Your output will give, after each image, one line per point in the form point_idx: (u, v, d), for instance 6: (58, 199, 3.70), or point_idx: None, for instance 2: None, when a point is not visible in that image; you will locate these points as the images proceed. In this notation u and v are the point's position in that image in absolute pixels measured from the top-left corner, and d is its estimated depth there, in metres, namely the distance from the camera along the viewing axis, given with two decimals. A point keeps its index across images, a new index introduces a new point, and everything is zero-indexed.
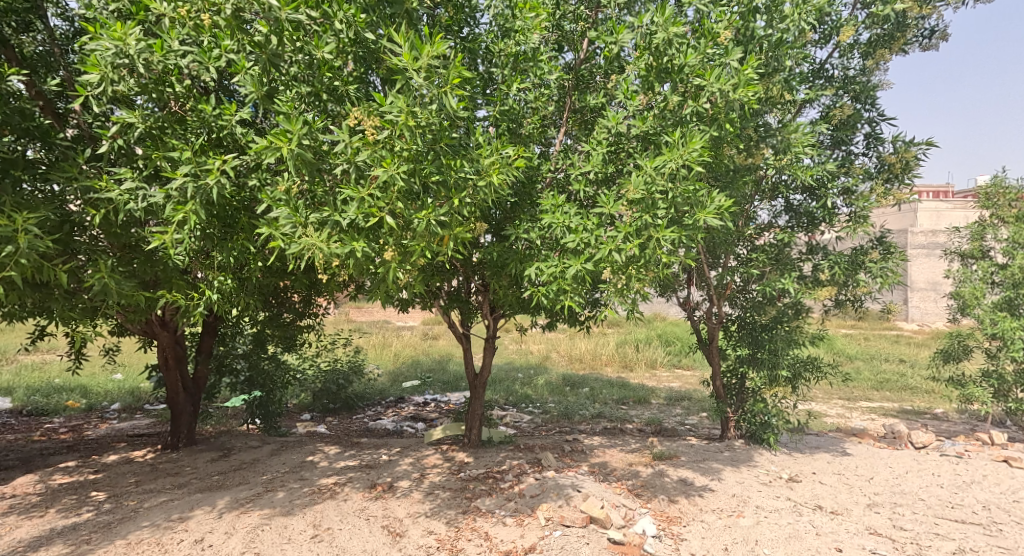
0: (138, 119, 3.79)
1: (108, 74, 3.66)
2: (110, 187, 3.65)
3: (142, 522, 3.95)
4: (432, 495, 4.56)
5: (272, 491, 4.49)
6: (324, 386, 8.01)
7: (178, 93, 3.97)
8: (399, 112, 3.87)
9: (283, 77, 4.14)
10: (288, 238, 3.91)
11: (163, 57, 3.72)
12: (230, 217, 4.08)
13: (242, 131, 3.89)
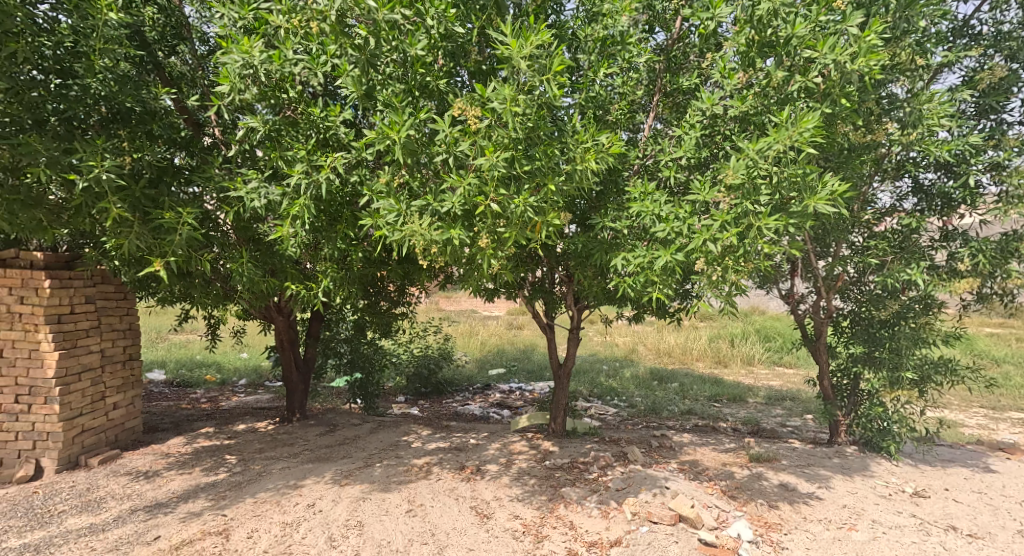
0: (260, 124, 4.21)
1: (236, 84, 4.13)
2: (240, 186, 4.11)
3: (263, 485, 4.48)
4: (519, 481, 4.67)
5: (371, 465, 4.88)
6: (417, 370, 8.43)
7: (292, 98, 4.34)
8: (503, 101, 4.01)
9: (380, 77, 4.33)
10: (391, 228, 4.09)
11: (280, 66, 4.09)
12: (336, 212, 4.38)
13: (344, 131, 4.19)
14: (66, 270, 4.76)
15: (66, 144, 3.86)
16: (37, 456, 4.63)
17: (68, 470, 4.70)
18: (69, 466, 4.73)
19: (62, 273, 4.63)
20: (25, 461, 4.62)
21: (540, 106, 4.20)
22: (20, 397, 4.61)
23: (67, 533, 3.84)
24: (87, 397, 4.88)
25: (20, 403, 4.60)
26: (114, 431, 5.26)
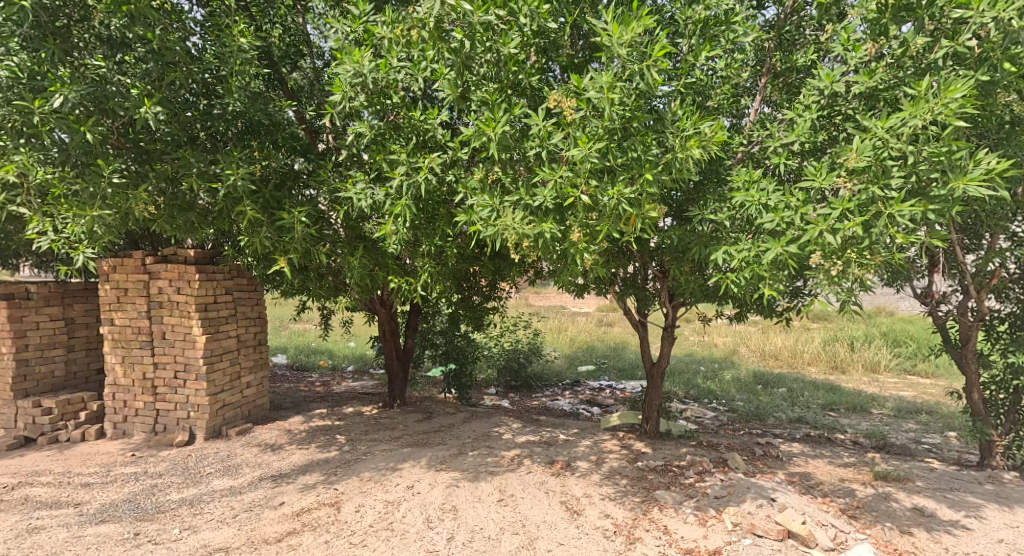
0: (367, 129, 4.54)
1: (347, 92, 4.45)
2: (349, 187, 4.46)
3: (367, 465, 4.91)
4: (610, 480, 4.63)
5: (464, 453, 5.13)
6: (507, 363, 8.60)
7: (395, 103, 4.61)
8: (600, 90, 3.90)
9: (474, 78, 4.39)
10: (485, 223, 4.17)
11: (386, 74, 4.39)
12: (434, 211, 4.58)
13: (440, 132, 4.42)
14: (210, 265, 5.56)
15: (210, 157, 4.46)
16: (190, 424, 5.48)
17: (213, 439, 5.52)
18: (213, 435, 5.53)
19: (206, 267, 5.36)
20: (181, 428, 5.51)
21: (637, 95, 4.04)
22: (178, 374, 5.44)
23: (213, 492, 4.61)
24: (227, 377, 5.64)
25: (177, 379, 5.44)
26: (248, 407, 6.03)
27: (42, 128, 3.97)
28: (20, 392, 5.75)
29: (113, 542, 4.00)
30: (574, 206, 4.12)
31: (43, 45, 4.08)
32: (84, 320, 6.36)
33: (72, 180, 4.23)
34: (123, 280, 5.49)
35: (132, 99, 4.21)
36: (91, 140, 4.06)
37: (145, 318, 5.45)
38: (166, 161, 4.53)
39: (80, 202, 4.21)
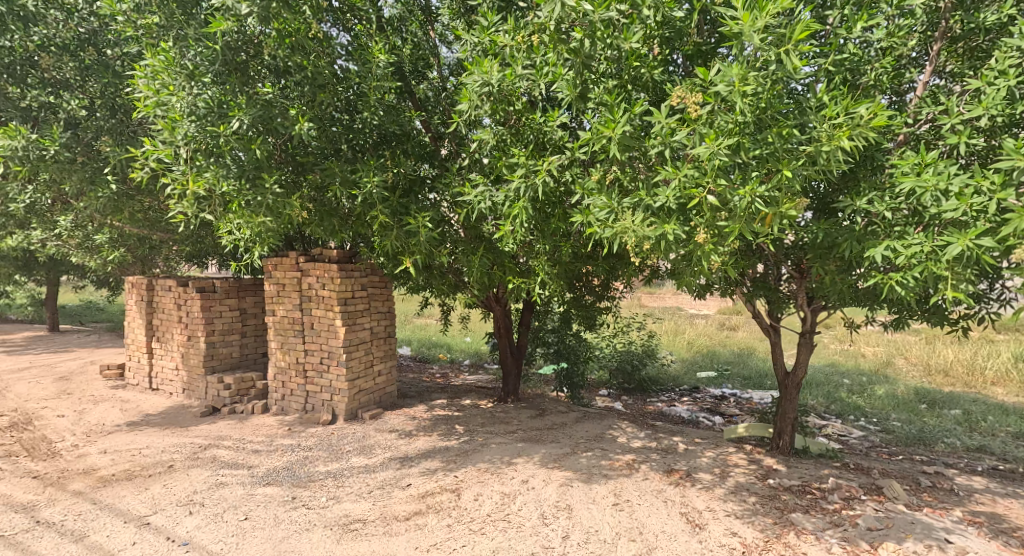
0: (490, 137, 4.69)
1: (474, 101, 4.54)
2: (470, 192, 4.61)
3: (482, 457, 5.16)
4: (736, 496, 4.29)
5: (577, 454, 5.13)
6: (620, 365, 8.50)
7: (518, 109, 4.66)
8: (731, 82, 3.57)
9: (594, 76, 4.34)
10: (603, 224, 4.02)
11: (512, 82, 4.42)
12: (549, 211, 4.58)
13: (560, 134, 4.46)
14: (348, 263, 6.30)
15: (350, 167, 4.93)
16: (332, 405, 6.23)
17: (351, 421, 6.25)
18: (351, 417, 6.24)
19: (345, 265, 6.07)
20: (325, 409, 6.28)
21: (777, 81, 3.58)
22: (323, 359, 6.21)
23: (352, 468, 5.22)
24: (362, 365, 6.33)
25: (322, 364, 6.22)
26: (378, 395, 6.68)
27: (224, 148, 4.78)
28: (208, 369, 7.24)
29: (277, 503, 4.72)
30: (700, 206, 3.78)
31: (227, 77, 4.84)
32: (253, 310, 7.78)
33: (246, 192, 4.85)
34: (281, 276, 6.40)
35: (290, 118, 4.75)
36: (260, 155, 4.72)
37: (298, 310, 6.28)
38: (314, 170, 5.19)
39: (251, 209, 4.92)
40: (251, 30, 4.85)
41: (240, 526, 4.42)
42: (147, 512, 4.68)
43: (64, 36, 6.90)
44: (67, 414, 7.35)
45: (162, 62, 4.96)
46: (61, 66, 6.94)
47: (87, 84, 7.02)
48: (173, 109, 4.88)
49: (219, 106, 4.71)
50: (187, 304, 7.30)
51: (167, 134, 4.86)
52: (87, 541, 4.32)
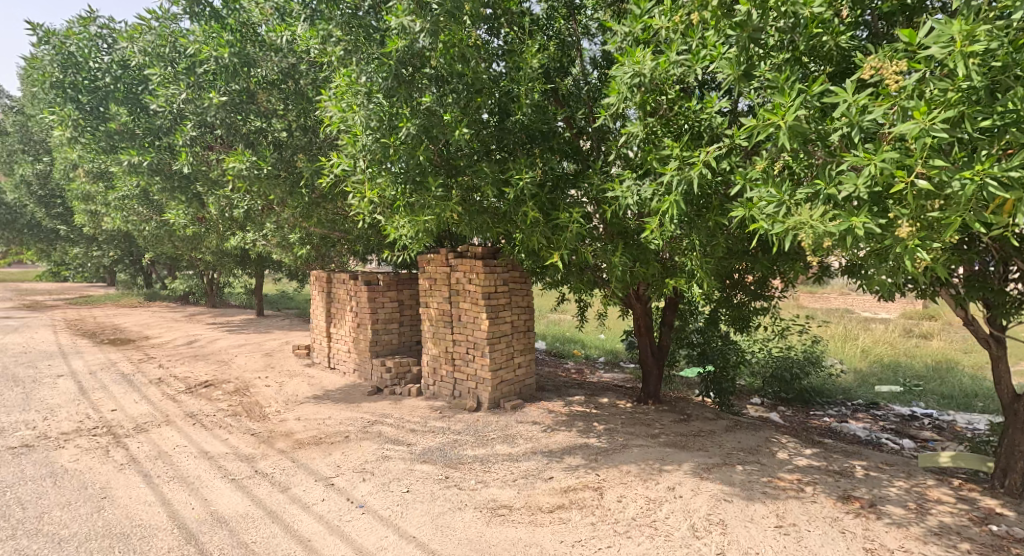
0: (639, 129, 4.34)
1: (623, 94, 4.26)
2: (618, 187, 4.42)
3: (625, 458, 5.12)
4: (936, 538, 3.69)
5: (730, 465, 4.86)
6: (777, 374, 8.06)
7: (671, 98, 4.33)
8: (945, 44, 2.94)
9: (759, 52, 3.90)
10: (770, 220, 3.56)
11: (667, 70, 4.05)
12: (705, 203, 4.33)
13: (719, 120, 4.17)
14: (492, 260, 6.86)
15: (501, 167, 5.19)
16: (477, 393, 6.82)
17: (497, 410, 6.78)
18: (494, 406, 6.75)
19: (489, 262, 6.61)
20: (471, 395, 6.90)
21: (1009, 35, 2.93)
22: (469, 349, 6.84)
23: (497, 455, 5.45)
24: (504, 357, 6.83)
25: (467, 355, 6.86)
26: (519, 386, 7.13)
27: (393, 156, 5.07)
28: (373, 353, 8.50)
29: (432, 480, 5.02)
30: (901, 194, 3.20)
31: (396, 91, 5.08)
32: (409, 301, 8.86)
33: (410, 195, 5.32)
34: (433, 272, 7.18)
35: (450, 123, 5.05)
36: (423, 161, 5.04)
37: (447, 303, 7.03)
38: (465, 173, 5.43)
39: (415, 210, 5.35)
40: (420, 46, 5.00)
41: (403, 496, 4.79)
42: (331, 474, 5.31)
43: (270, 73, 7.93)
44: (270, 387, 8.69)
45: (348, 83, 5.41)
46: (270, 98, 8.10)
47: (287, 112, 8.07)
48: (355, 124, 5.26)
49: (391, 117, 5.11)
50: (357, 295, 8.60)
51: (349, 147, 5.40)
52: (288, 492, 5.01)
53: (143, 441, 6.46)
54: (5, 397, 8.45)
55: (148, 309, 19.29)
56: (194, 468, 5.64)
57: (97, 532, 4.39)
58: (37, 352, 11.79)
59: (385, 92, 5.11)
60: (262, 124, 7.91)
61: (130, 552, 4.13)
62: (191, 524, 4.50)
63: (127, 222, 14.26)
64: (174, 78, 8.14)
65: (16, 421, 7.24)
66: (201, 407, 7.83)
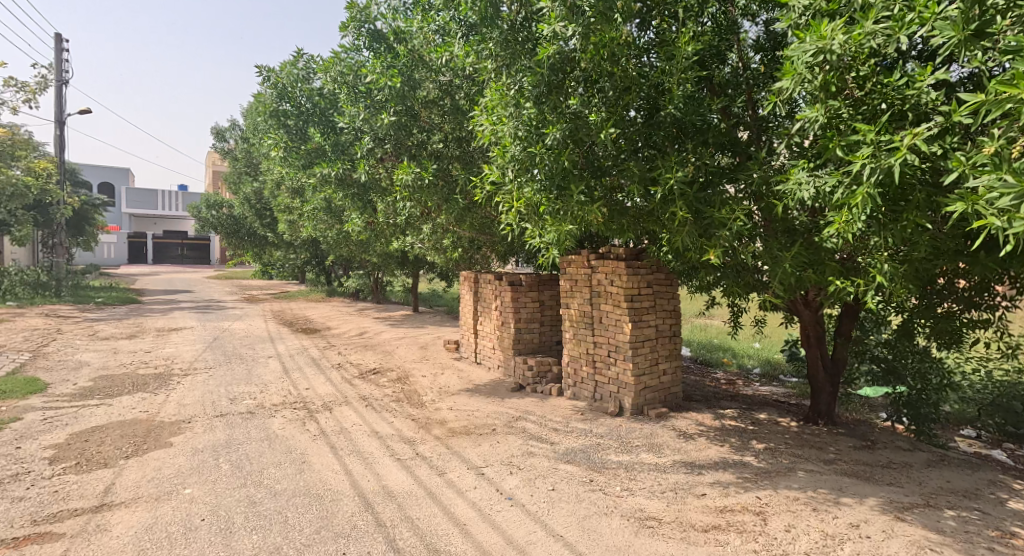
0: (821, 113, 3.93)
1: (806, 74, 3.95)
2: (789, 180, 4.21)
3: (792, 484, 4.75)
4: None
5: (934, 509, 4.35)
6: (1006, 405, 7.18)
7: (864, 75, 3.93)
8: None
9: (995, 6, 3.40)
10: (1001, 213, 3.13)
11: (864, 43, 3.73)
12: (905, 195, 3.95)
13: (935, 96, 3.63)
14: (636, 260, 6.68)
15: (650, 165, 5.03)
16: (619, 397, 6.65)
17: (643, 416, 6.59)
18: (637, 412, 6.54)
19: (632, 263, 6.47)
20: (613, 399, 6.74)
21: None
22: (611, 352, 6.69)
23: (641, 464, 5.28)
24: (648, 362, 6.60)
25: (609, 358, 6.73)
26: (665, 393, 6.83)
27: (540, 162, 5.20)
28: (516, 350, 8.72)
29: (577, 482, 5.05)
30: None
31: (547, 97, 5.22)
32: (550, 302, 8.94)
33: (554, 199, 5.31)
34: (575, 273, 7.15)
35: (596, 124, 5.02)
36: (568, 166, 5.09)
37: (588, 305, 6.97)
38: (611, 173, 5.31)
39: (559, 218, 5.32)
40: (569, 51, 5.11)
41: (549, 494, 4.88)
42: (480, 464, 5.61)
43: (430, 94, 8.43)
44: (426, 378, 9.29)
45: (499, 97, 5.64)
46: (431, 116, 8.55)
47: (445, 127, 8.47)
48: (505, 135, 5.45)
49: (537, 126, 5.26)
50: (501, 294, 8.94)
51: (499, 158, 5.62)
52: (445, 476, 5.37)
53: (331, 416, 7.41)
54: (232, 370, 10.14)
55: (330, 304, 21.69)
56: (369, 445, 6.31)
57: (300, 489, 5.20)
58: (252, 336, 13.94)
59: (535, 100, 5.28)
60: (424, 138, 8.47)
61: (321, 511, 4.78)
62: (368, 494, 5.07)
63: (314, 226, 16.18)
64: (354, 98, 9.25)
65: (241, 391, 8.71)
66: (370, 391, 8.63)
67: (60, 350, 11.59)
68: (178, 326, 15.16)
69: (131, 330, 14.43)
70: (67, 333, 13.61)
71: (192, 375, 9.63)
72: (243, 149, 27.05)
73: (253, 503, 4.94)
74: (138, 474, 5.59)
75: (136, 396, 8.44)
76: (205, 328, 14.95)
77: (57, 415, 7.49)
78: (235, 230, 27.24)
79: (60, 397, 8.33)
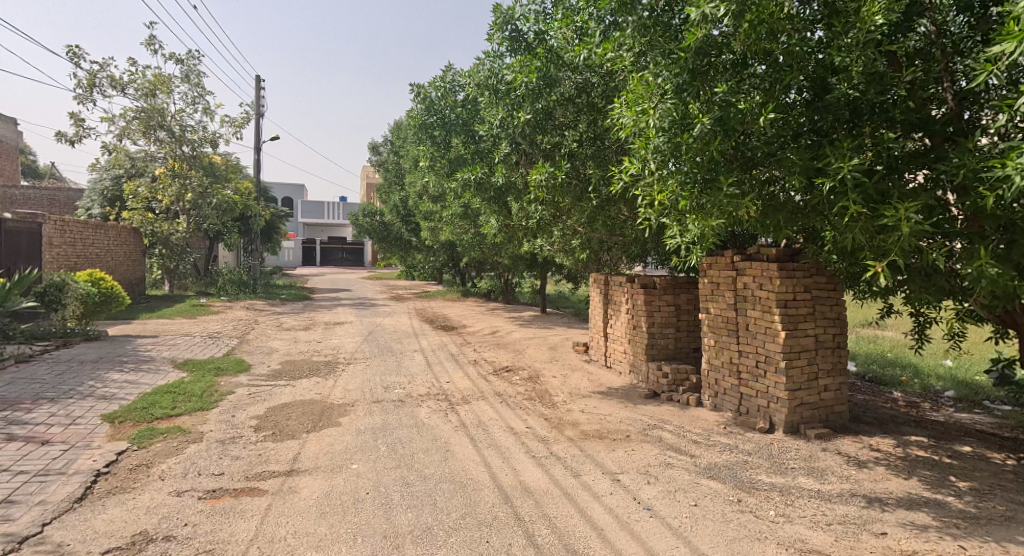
0: None
1: None
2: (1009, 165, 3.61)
3: (1006, 536, 4.01)
4: None
5: None
6: None
7: None
8: None
9: None
10: None
11: None
12: None
13: None
14: (791, 262, 6.16)
15: (813, 153, 4.83)
16: (770, 413, 6.15)
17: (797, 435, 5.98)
18: (792, 431, 5.98)
19: (786, 265, 5.97)
20: (763, 416, 6.24)
21: None
22: (759, 363, 6.24)
23: (801, 489, 4.78)
24: (806, 375, 6.02)
25: (758, 369, 6.26)
26: (827, 412, 6.17)
27: (686, 154, 5.25)
28: (649, 356, 8.35)
29: (725, 500, 4.70)
30: None
31: (690, 85, 5.32)
32: (687, 306, 8.50)
33: (699, 194, 5.30)
34: (716, 275, 6.80)
35: (747, 113, 5.03)
36: (715, 158, 5.14)
37: (733, 310, 6.56)
38: (764, 166, 5.28)
39: (704, 212, 5.33)
40: (718, 34, 5.22)
41: (692, 510, 4.57)
42: (616, 470, 5.40)
43: (568, 89, 8.32)
44: (557, 378, 9.23)
45: (643, 87, 5.62)
46: (565, 114, 8.49)
47: (581, 125, 8.36)
48: (647, 127, 5.48)
49: (683, 117, 5.30)
50: (634, 298, 8.67)
51: (641, 150, 5.64)
52: (580, 479, 5.25)
53: (470, 410, 7.60)
54: (386, 361, 10.88)
55: (469, 304, 22.49)
56: (505, 440, 6.37)
57: (446, 476, 5.38)
58: (401, 330, 14.87)
59: (676, 89, 5.37)
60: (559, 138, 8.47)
61: (465, 498, 4.91)
62: (507, 487, 5.11)
63: (459, 230, 16.89)
64: (497, 102, 9.44)
65: (393, 380, 9.28)
66: (504, 388, 8.74)
67: (256, 337, 13.32)
68: (342, 320, 16.65)
69: (306, 322, 16.14)
70: (261, 323, 15.61)
71: (353, 364, 10.46)
72: (393, 159, 29.06)
73: (407, 484, 5.21)
74: (317, 447, 6.19)
75: (312, 379, 9.35)
76: (363, 322, 16.25)
77: (255, 391, 8.55)
78: (385, 235, 29.25)
79: (260, 376, 9.51)
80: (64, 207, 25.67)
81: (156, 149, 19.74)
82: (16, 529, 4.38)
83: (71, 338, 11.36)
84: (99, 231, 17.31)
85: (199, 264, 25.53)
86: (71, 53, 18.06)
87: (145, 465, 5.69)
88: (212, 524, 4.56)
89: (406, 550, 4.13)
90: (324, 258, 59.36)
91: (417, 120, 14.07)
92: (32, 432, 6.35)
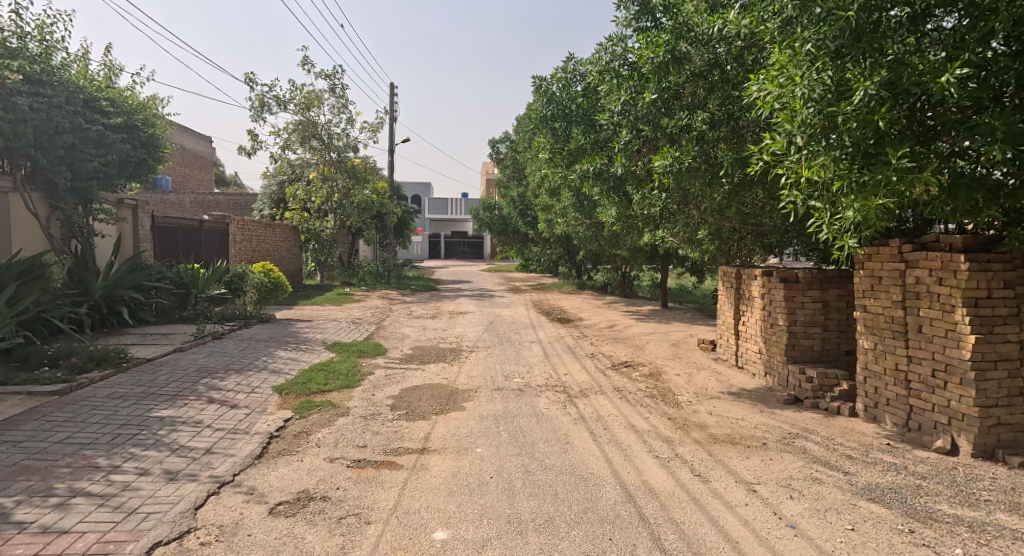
0: None
1: None
2: None
3: None
4: None
5: None
6: None
7: None
8: None
9: None
10: None
11: None
12: None
13: None
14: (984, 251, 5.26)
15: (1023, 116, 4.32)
16: (951, 432, 5.28)
17: (984, 459, 5.06)
18: (984, 455, 5.08)
19: (979, 256, 5.07)
20: (941, 434, 5.37)
21: None
22: (937, 372, 5.39)
23: (1000, 527, 3.99)
24: (1005, 390, 5.09)
25: (936, 378, 5.41)
26: None
27: (842, 126, 4.88)
28: (789, 358, 7.56)
29: (890, 527, 4.05)
30: None
31: (855, 46, 4.84)
32: (836, 304, 7.61)
33: (858, 171, 4.91)
34: (880, 268, 6.00)
35: (927, 72, 4.59)
36: (883, 126, 4.72)
37: (900, 308, 5.73)
38: (946, 136, 4.86)
39: (865, 193, 4.84)
40: None
41: (848, 534, 3.97)
42: (752, 480, 4.88)
43: (699, 64, 7.73)
44: (681, 376, 8.69)
45: (788, 55, 5.37)
46: (695, 91, 7.91)
47: (712, 103, 7.80)
48: (794, 97, 5.21)
49: (838, 84, 4.99)
50: (772, 292, 7.90)
51: (785, 126, 5.35)
52: (709, 485, 4.79)
53: (589, 403, 7.33)
54: (507, 350, 10.92)
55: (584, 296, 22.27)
56: (626, 437, 6.03)
57: (567, 468, 5.18)
58: (519, 321, 14.93)
59: (833, 53, 5.03)
60: (687, 119, 7.78)
61: (586, 493, 4.66)
62: (630, 485, 4.80)
63: (580, 224, 16.74)
64: (619, 87, 9.01)
65: (513, 369, 9.26)
66: (624, 384, 8.37)
67: (390, 323, 14.02)
68: (464, 309, 17.07)
69: (433, 311, 16.74)
70: (393, 310, 16.51)
71: (477, 352, 10.61)
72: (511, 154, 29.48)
73: (527, 472, 5.07)
74: (444, 429, 6.25)
75: (438, 364, 9.59)
76: (484, 311, 16.62)
77: (390, 372, 8.91)
78: (504, 228, 29.91)
79: (394, 359, 9.93)
80: (244, 210, 28.90)
81: (310, 156, 21.47)
82: (216, 475, 4.84)
83: (250, 319, 12.51)
84: (270, 229, 19.40)
85: (343, 257, 27.48)
86: (247, 76, 20.10)
87: (305, 432, 6.08)
88: (359, 490, 4.71)
89: (530, 537, 3.96)
90: (447, 251, 62.02)
91: (538, 112, 14.01)
92: (225, 396, 7.03)
